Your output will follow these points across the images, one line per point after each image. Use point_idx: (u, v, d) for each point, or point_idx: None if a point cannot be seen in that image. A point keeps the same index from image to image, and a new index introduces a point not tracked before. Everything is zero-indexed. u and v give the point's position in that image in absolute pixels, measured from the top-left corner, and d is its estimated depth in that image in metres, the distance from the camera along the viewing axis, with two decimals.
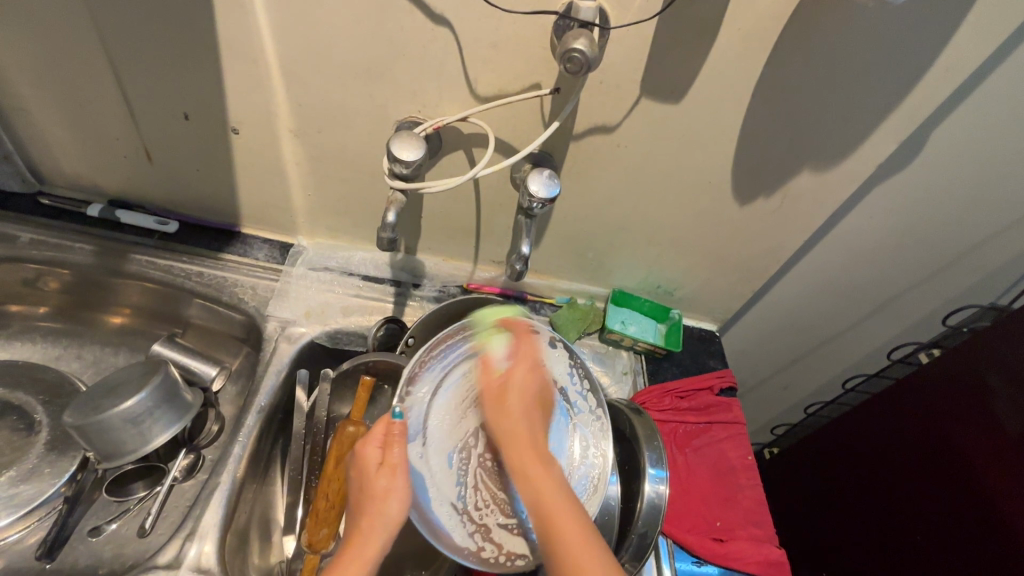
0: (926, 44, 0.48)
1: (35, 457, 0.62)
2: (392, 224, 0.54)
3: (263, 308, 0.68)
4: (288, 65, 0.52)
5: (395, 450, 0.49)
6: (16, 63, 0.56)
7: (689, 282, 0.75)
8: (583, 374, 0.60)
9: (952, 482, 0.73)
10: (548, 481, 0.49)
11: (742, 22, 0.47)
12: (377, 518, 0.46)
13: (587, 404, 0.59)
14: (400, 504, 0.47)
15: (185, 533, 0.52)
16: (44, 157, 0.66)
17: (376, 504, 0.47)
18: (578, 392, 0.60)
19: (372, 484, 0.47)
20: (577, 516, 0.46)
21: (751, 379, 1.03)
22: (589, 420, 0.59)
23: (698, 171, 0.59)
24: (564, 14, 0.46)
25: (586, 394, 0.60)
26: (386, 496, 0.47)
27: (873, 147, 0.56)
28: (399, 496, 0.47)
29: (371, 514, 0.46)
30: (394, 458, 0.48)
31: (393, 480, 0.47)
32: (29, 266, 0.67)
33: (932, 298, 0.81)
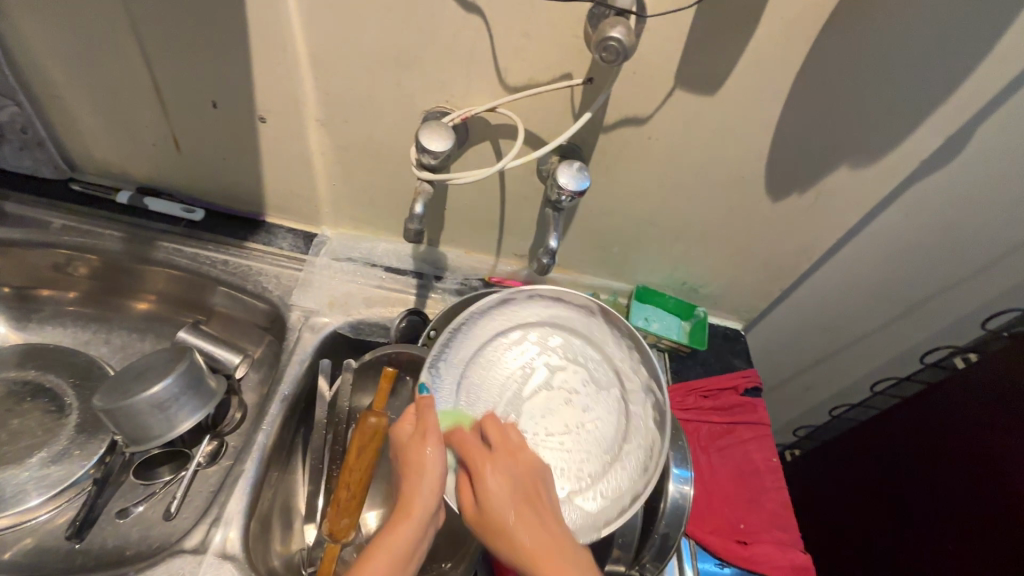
0: (982, 32, 0.45)
1: (65, 439, 0.63)
2: (419, 215, 0.54)
3: (287, 297, 0.69)
4: (316, 53, 0.52)
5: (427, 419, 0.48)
6: (50, 49, 0.56)
7: (716, 280, 0.73)
8: (631, 346, 0.57)
9: (981, 488, 0.71)
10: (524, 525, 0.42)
11: (784, 10, 0.45)
12: (418, 488, 0.45)
13: (637, 382, 0.56)
14: (438, 471, 0.46)
15: (210, 519, 0.53)
16: (76, 144, 0.67)
17: (418, 476, 0.45)
18: (631, 369, 0.57)
19: (411, 451, 0.47)
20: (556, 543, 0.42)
21: (774, 379, 1.01)
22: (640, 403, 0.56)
23: (731, 165, 0.58)
24: (599, 2, 0.44)
25: (636, 369, 0.57)
26: (426, 462, 0.46)
27: (917, 143, 0.53)
28: (434, 456, 0.46)
29: (416, 494, 0.45)
30: (426, 427, 0.48)
31: (426, 443, 0.47)
32: (59, 251, 0.68)
33: (970, 300, 0.78)
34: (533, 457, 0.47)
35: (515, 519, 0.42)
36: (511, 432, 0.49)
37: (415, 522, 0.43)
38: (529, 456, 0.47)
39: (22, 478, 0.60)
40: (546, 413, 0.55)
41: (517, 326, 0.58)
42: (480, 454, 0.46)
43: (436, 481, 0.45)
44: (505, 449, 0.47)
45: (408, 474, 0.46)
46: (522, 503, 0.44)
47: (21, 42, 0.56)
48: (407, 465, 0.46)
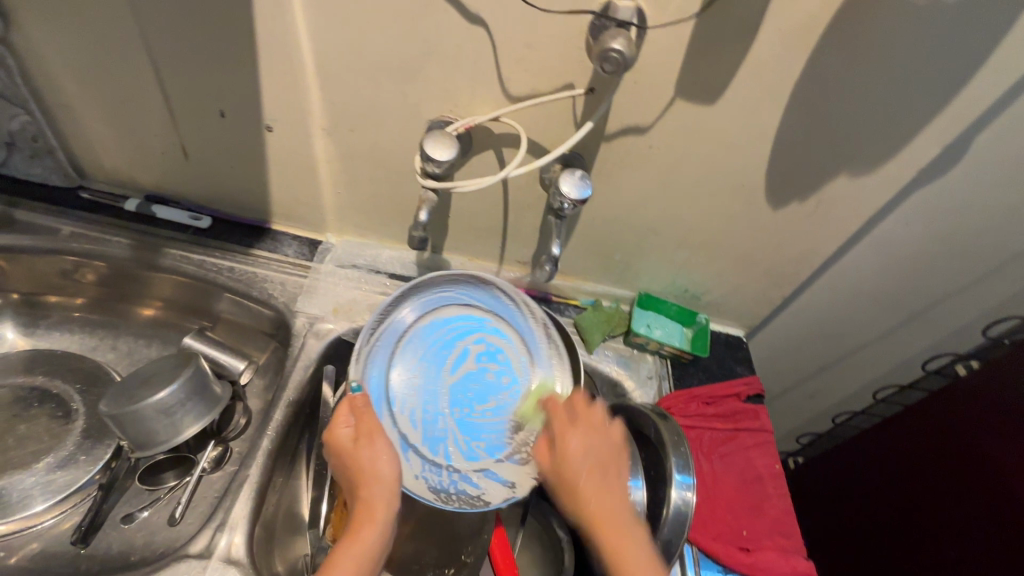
0: (978, 43, 0.46)
1: (71, 444, 0.63)
2: (424, 222, 0.55)
3: (292, 303, 0.69)
4: (323, 64, 0.53)
5: (365, 419, 0.52)
6: (63, 61, 0.57)
7: (717, 287, 0.74)
8: (531, 311, 0.63)
9: (986, 495, 0.71)
10: (620, 532, 0.49)
11: (783, 22, 0.46)
12: (373, 484, 0.49)
13: (545, 350, 0.63)
14: (388, 462, 0.51)
15: (215, 524, 0.53)
16: (86, 153, 0.68)
17: (374, 485, 0.49)
18: (538, 338, 0.63)
19: (360, 461, 0.50)
20: (637, 539, 0.49)
21: (776, 386, 1.01)
22: (549, 366, 0.62)
23: (732, 173, 0.58)
24: (601, 14, 0.45)
25: (540, 335, 0.63)
26: (377, 471, 0.50)
27: (916, 151, 0.54)
28: (385, 462, 0.50)
29: (372, 505, 0.49)
30: (366, 428, 0.51)
31: (374, 448, 0.50)
32: (68, 258, 0.69)
33: (971, 307, 0.78)
34: (617, 431, 0.56)
35: (612, 527, 0.50)
36: (596, 409, 0.57)
37: (376, 529, 0.48)
38: (612, 437, 0.55)
39: (29, 483, 0.60)
40: (472, 390, 0.61)
41: (433, 313, 0.62)
42: (575, 414, 0.56)
43: (392, 484, 0.50)
44: (591, 421, 0.56)
45: (362, 480, 0.50)
46: (608, 460, 0.54)
47: (35, 54, 0.57)
48: (363, 475, 0.50)
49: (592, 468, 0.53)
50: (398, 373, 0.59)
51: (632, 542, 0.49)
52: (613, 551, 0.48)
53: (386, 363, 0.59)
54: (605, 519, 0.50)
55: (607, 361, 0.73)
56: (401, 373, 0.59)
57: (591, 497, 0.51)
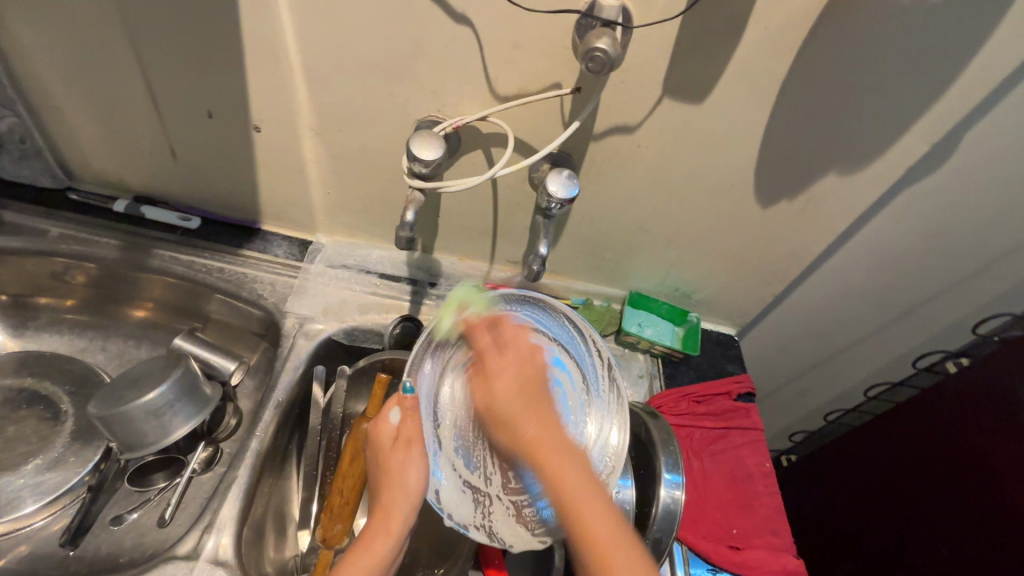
0: (963, 42, 0.46)
1: (61, 446, 0.63)
2: (411, 222, 0.55)
3: (282, 304, 0.69)
4: (309, 63, 0.53)
5: (409, 425, 0.51)
6: (50, 61, 0.57)
7: (708, 285, 0.74)
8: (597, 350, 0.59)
9: (975, 492, 0.71)
10: (587, 502, 0.45)
11: (769, 20, 0.46)
12: (398, 492, 0.48)
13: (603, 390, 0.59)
14: (418, 475, 0.49)
15: (203, 526, 0.53)
16: (74, 153, 0.68)
17: (398, 489, 0.48)
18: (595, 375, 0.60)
19: (393, 465, 0.49)
20: (590, 485, 0.46)
21: (769, 385, 1.01)
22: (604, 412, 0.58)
23: (720, 172, 0.59)
24: (587, 13, 0.45)
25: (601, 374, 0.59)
26: (407, 474, 0.49)
27: (903, 150, 0.54)
28: (415, 467, 0.49)
29: (391, 505, 0.48)
30: (408, 432, 0.50)
31: (406, 452, 0.49)
32: (57, 259, 0.68)
33: (961, 305, 0.79)
34: (541, 354, 0.58)
35: (565, 470, 0.47)
36: (524, 342, 0.58)
37: (398, 520, 0.47)
38: (536, 363, 0.57)
39: (18, 485, 0.60)
40: None
41: None
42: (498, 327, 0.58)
43: (415, 499, 0.48)
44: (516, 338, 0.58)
45: (387, 484, 0.48)
46: (525, 399, 0.53)
47: (21, 54, 0.57)
48: (394, 477, 0.48)
49: (516, 395, 0.54)
50: (454, 380, 0.60)
51: (579, 478, 0.46)
52: (568, 499, 0.45)
53: (442, 367, 0.59)
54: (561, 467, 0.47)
55: None
56: (456, 381, 0.60)
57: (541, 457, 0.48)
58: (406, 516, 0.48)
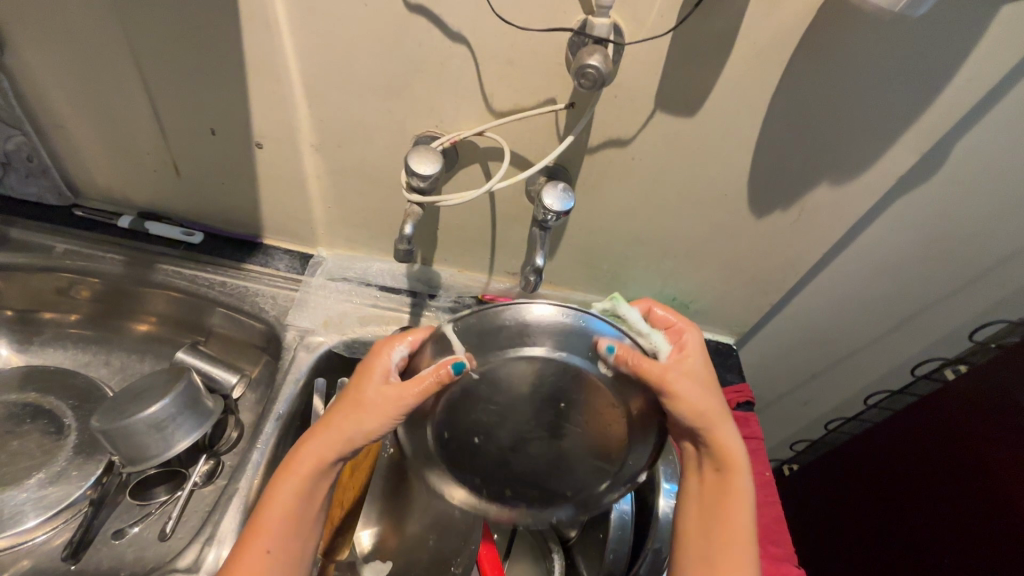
0: (947, 56, 0.47)
1: (63, 460, 0.64)
2: (409, 235, 0.56)
3: (284, 317, 0.70)
4: (309, 82, 0.54)
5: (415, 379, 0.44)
6: (57, 82, 0.59)
7: (705, 295, 0.74)
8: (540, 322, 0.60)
9: (975, 501, 0.71)
10: (734, 451, 0.48)
11: (756, 36, 0.47)
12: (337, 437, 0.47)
13: None
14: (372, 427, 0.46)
15: (204, 538, 0.53)
16: (80, 171, 0.69)
17: (353, 423, 0.46)
18: None
19: (368, 399, 0.46)
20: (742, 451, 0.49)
21: (770, 394, 1.01)
22: None
23: (714, 183, 0.59)
24: (579, 31, 0.46)
25: None
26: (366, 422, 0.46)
27: (892, 159, 0.55)
28: (382, 417, 0.45)
29: (340, 437, 0.47)
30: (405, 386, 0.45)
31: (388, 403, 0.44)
32: (62, 275, 0.69)
33: (959, 312, 0.79)
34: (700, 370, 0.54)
35: (732, 441, 0.48)
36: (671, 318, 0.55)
37: (331, 450, 0.47)
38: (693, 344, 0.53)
39: (21, 498, 0.60)
40: None
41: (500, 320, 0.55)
42: (692, 339, 0.54)
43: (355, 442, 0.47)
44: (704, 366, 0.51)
45: (351, 411, 0.46)
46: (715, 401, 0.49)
47: (29, 76, 0.59)
48: (360, 415, 0.46)
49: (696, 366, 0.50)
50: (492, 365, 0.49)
51: (740, 451, 0.49)
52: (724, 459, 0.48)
53: None
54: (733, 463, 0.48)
55: None
56: None
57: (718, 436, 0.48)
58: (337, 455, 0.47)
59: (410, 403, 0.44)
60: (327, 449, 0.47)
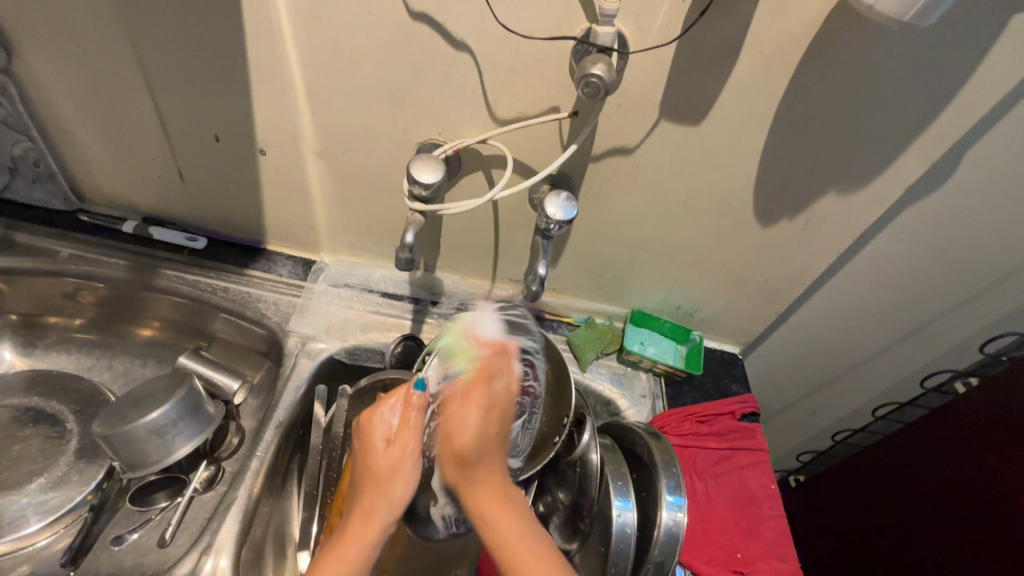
0: (955, 68, 0.47)
1: (65, 465, 0.64)
2: (410, 243, 0.56)
3: (286, 323, 0.70)
4: (313, 88, 0.54)
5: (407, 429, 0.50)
6: (63, 88, 0.59)
7: (710, 304, 0.73)
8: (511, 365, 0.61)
9: (986, 518, 0.69)
10: (504, 513, 0.46)
11: (762, 45, 0.46)
12: (380, 497, 0.47)
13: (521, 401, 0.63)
14: (405, 483, 0.48)
15: (202, 546, 0.53)
16: (84, 175, 0.70)
17: (387, 499, 0.47)
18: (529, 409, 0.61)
19: (394, 468, 0.48)
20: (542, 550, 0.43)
21: (775, 403, 1.00)
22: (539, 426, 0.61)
23: (719, 192, 0.59)
24: (582, 40, 0.46)
25: None
26: (399, 480, 0.48)
27: (900, 169, 0.54)
28: (404, 478, 0.48)
29: (377, 522, 0.46)
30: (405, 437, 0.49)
31: (402, 458, 0.49)
32: (67, 280, 0.70)
33: (972, 323, 0.77)
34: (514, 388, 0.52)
35: (495, 509, 0.46)
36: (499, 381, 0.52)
37: (371, 536, 0.46)
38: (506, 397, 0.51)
39: (21, 504, 0.60)
40: None
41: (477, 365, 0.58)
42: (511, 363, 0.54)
43: (398, 504, 0.48)
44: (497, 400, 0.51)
45: (372, 486, 0.48)
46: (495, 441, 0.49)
47: (34, 81, 0.59)
48: (388, 484, 0.48)
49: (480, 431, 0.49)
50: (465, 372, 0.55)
51: (513, 520, 0.45)
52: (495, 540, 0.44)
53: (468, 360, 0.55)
54: (507, 537, 0.44)
55: (600, 379, 0.73)
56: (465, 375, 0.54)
57: (468, 462, 0.48)
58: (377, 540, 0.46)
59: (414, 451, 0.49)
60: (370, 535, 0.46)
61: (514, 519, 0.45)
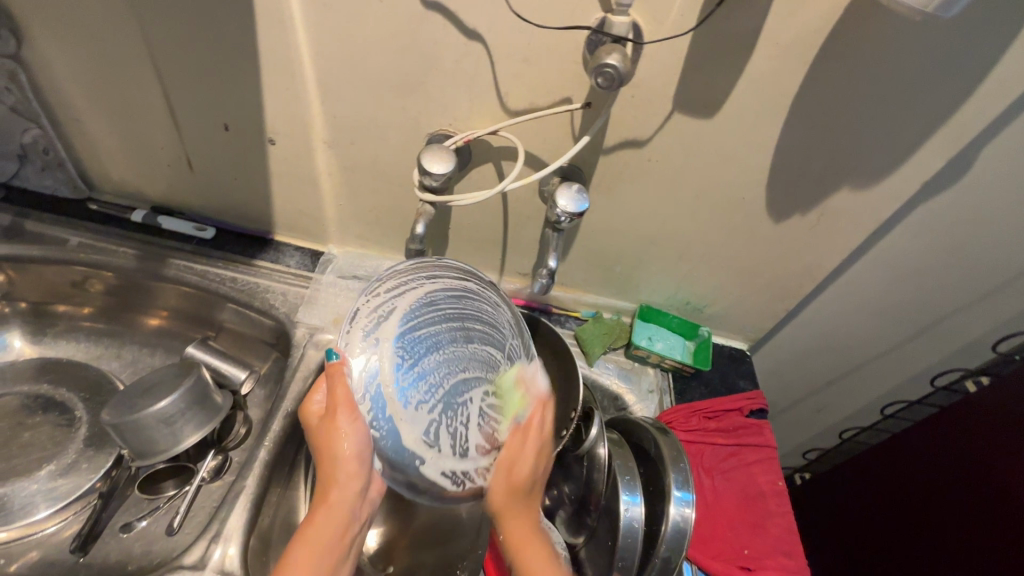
0: (976, 62, 0.46)
1: (74, 452, 0.64)
2: (420, 235, 0.55)
3: (294, 313, 0.70)
4: (323, 78, 0.54)
5: (336, 395, 0.43)
6: (74, 76, 0.59)
7: (720, 300, 0.73)
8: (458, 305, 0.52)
9: (994, 517, 0.69)
10: (531, 541, 0.48)
11: (780, 36, 0.46)
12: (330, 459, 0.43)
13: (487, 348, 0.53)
14: (353, 441, 0.43)
15: (210, 535, 0.53)
16: (94, 164, 0.70)
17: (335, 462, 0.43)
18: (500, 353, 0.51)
19: (330, 434, 0.43)
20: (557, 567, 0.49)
21: (782, 401, 0.99)
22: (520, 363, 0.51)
23: (732, 186, 0.58)
24: (597, 30, 0.46)
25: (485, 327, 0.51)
26: (344, 443, 0.43)
27: (917, 164, 0.53)
28: (348, 437, 0.43)
29: (337, 484, 0.44)
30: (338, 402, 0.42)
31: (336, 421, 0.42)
32: (76, 268, 0.69)
33: (985, 322, 0.76)
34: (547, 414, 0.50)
35: (522, 537, 0.48)
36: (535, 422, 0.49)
37: (343, 507, 0.45)
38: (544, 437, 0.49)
39: (31, 490, 0.61)
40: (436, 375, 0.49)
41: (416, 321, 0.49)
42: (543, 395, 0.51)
43: (352, 462, 0.43)
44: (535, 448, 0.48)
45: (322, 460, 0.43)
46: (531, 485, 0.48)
47: (44, 69, 0.59)
48: (331, 450, 0.43)
49: (521, 478, 0.47)
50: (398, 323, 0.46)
51: (537, 546, 0.49)
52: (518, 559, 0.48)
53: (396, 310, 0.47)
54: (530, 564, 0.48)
55: (608, 374, 0.72)
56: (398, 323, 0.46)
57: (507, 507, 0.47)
58: (348, 497, 0.45)
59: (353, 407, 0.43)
60: (332, 497, 0.44)
61: (542, 547, 0.49)
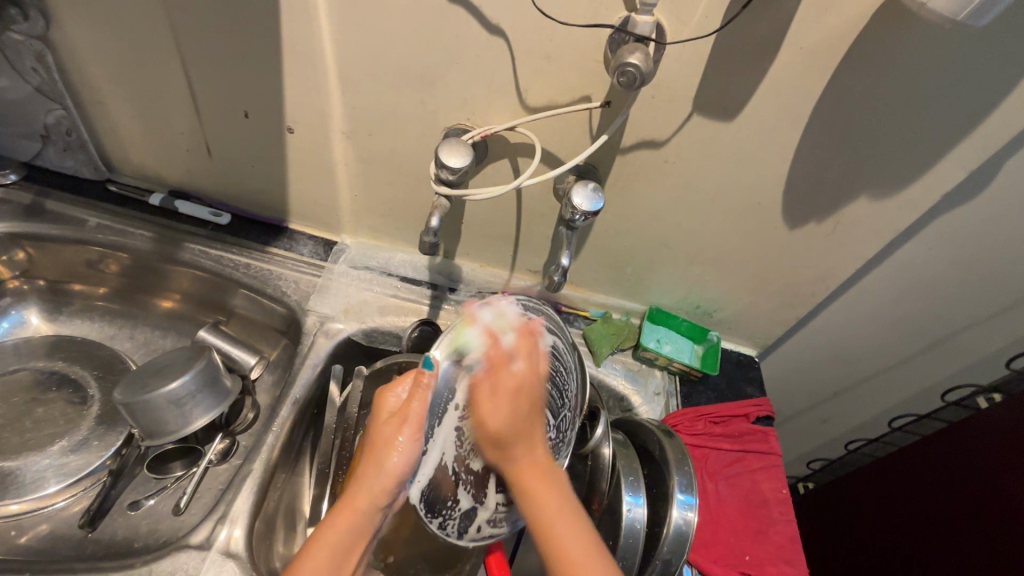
0: (1004, 73, 0.45)
1: (86, 429, 0.65)
2: (435, 228, 0.56)
3: (305, 302, 0.70)
4: (344, 69, 0.54)
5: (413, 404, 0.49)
6: (99, 59, 0.60)
7: (730, 304, 0.73)
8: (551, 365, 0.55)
9: (1001, 534, 0.68)
10: (543, 491, 0.47)
11: (804, 41, 0.45)
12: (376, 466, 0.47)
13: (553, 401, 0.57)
14: (401, 455, 0.48)
15: (217, 516, 0.54)
16: (115, 147, 0.71)
17: (380, 471, 0.47)
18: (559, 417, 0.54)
19: (386, 440, 0.48)
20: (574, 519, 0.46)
21: (788, 409, 0.99)
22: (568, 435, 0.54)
23: (748, 191, 0.58)
24: (620, 28, 0.46)
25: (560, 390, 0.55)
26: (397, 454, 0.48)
27: (938, 175, 0.53)
28: (402, 450, 0.48)
29: (370, 493, 0.47)
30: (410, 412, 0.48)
31: (399, 431, 0.48)
32: (92, 248, 0.71)
33: (1000, 337, 0.75)
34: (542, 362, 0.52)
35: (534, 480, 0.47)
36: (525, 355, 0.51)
37: (366, 510, 0.47)
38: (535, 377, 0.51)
39: (42, 465, 0.62)
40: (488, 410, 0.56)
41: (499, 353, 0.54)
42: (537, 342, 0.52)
43: (391, 478, 0.47)
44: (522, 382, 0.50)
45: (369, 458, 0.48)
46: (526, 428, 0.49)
47: (71, 51, 0.60)
48: (381, 455, 0.47)
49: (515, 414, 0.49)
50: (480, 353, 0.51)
51: (550, 500, 0.47)
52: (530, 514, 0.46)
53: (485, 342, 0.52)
54: (544, 509, 0.46)
55: (615, 374, 0.72)
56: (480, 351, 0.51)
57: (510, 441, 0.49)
58: (374, 510, 0.47)
59: (417, 425, 0.48)
60: (360, 504, 0.47)
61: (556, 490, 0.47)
